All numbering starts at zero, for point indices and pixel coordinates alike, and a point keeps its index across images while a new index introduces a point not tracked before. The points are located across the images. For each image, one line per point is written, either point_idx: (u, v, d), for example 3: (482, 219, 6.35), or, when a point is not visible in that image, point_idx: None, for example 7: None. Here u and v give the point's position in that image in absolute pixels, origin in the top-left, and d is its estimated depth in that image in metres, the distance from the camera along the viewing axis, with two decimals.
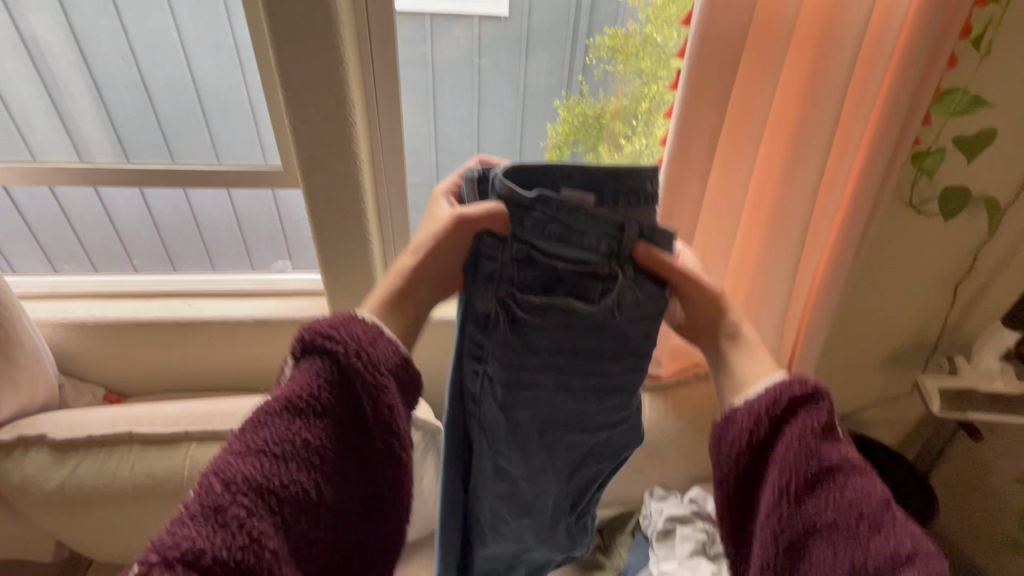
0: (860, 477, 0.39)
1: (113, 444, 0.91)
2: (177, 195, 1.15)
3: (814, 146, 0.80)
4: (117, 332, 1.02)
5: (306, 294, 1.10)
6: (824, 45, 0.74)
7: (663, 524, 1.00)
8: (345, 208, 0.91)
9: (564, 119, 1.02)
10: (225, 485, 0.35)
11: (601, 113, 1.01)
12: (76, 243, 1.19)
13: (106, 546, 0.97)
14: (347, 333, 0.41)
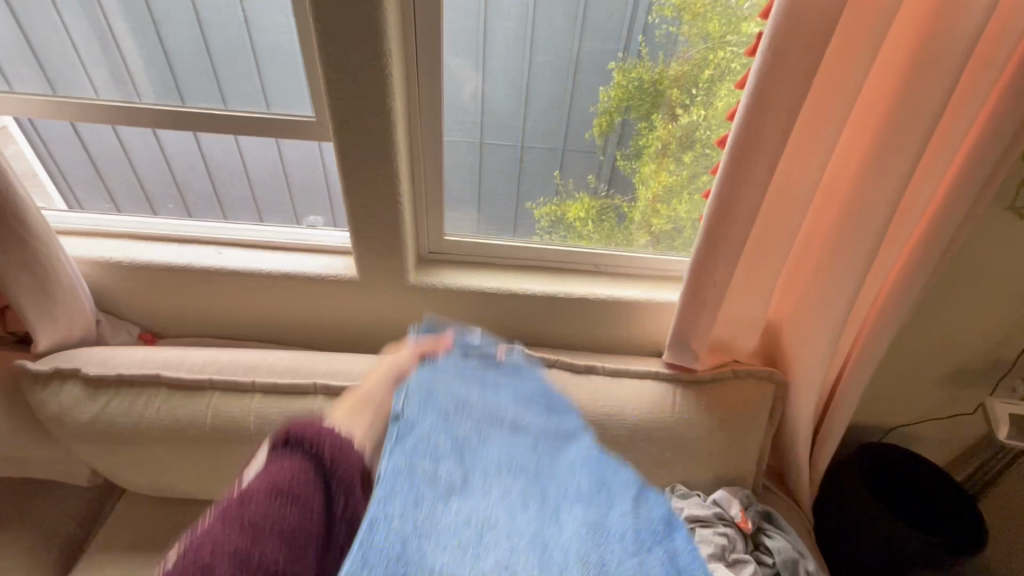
0: None
1: (141, 384, 0.93)
2: (230, 142, 1.13)
3: (912, 134, 0.69)
4: (151, 274, 1.03)
5: (336, 251, 1.07)
6: (943, 13, 0.62)
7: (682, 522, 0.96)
8: (379, 167, 0.87)
9: (620, 85, 0.96)
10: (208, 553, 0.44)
11: (659, 79, 0.96)
12: (139, 185, 1.19)
13: (137, 479, 1.01)
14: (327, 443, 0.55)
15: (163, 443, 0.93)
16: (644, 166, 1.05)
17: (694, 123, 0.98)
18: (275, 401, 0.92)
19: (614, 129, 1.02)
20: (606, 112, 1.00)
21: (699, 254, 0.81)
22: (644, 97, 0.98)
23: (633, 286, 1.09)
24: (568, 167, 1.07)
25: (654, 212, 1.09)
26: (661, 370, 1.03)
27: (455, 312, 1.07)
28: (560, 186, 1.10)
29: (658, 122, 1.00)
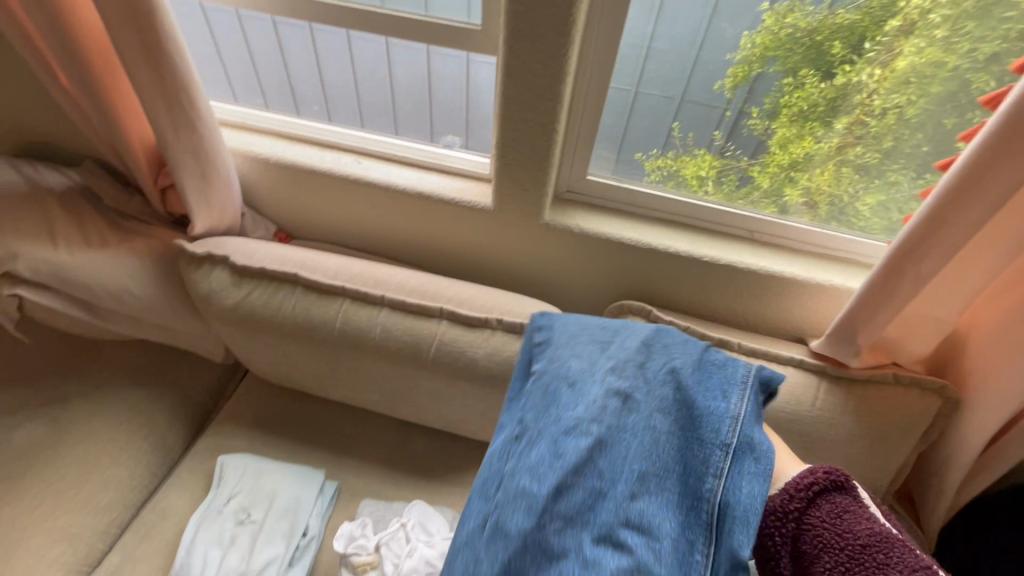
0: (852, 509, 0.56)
1: (281, 280, 0.97)
2: (340, 38, 1.10)
3: None
4: (295, 175, 1.04)
5: (470, 177, 1.03)
6: None
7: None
8: (544, 90, 0.79)
9: (767, 30, 0.82)
10: None
11: (818, 27, 0.81)
12: (251, 67, 1.16)
13: (265, 366, 1.08)
14: None
15: (293, 338, 0.98)
16: (782, 130, 0.92)
17: (861, 84, 0.85)
18: (402, 318, 0.92)
19: (749, 82, 0.88)
20: (748, 61, 0.86)
21: (914, 233, 0.69)
22: (796, 47, 0.84)
23: (784, 260, 0.96)
24: (691, 120, 0.94)
25: (788, 181, 0.97)
26: (806, 360, 0.92)
27: (579, 258, 1.01)
28: (676, 139, 0.97)
29: (808, 79, 0.86)
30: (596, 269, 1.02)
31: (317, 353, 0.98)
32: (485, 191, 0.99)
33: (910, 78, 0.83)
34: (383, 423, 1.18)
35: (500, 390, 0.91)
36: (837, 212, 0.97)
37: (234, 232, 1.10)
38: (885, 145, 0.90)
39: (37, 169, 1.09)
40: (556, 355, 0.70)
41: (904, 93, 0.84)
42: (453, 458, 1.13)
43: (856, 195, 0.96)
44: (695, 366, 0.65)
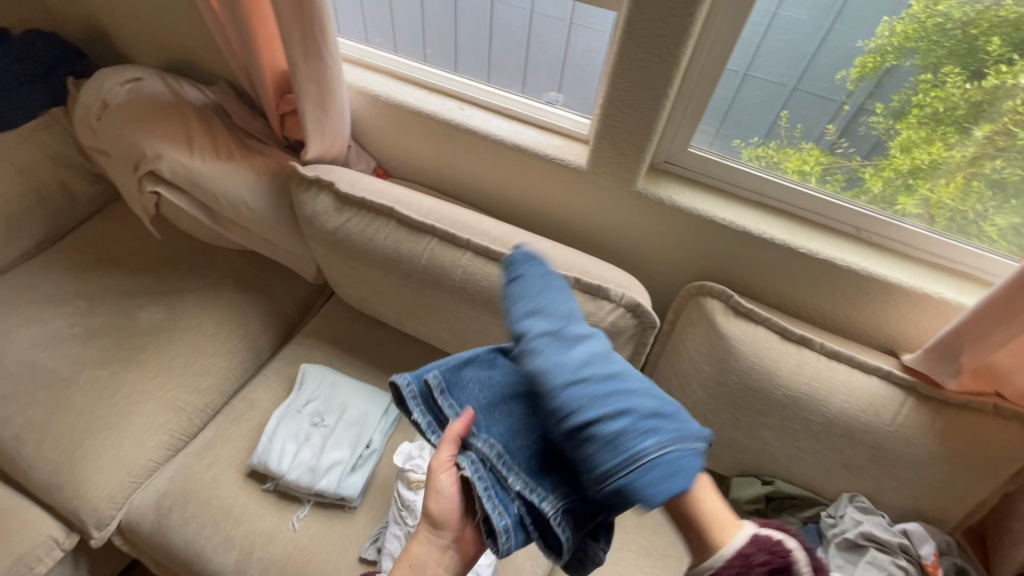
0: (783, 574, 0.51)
1: (378, 212, 1.03)
2: None
3: None
4: (401, 114, 1.09)
5: (567, 135, 1.03)
6: None
7: (854, 537, 0.87)
8: (663, 52, 0.77)
9: (913, 17, 0.74)
10: None
11: (976, 18, 0.72)
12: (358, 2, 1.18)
13: (350, 290, 1.17)
14: None
15: (381, 268, 1.04)
16: (908, 131, 0.84)
17: (1015, 88, 0.76)
18: (483, 264, 0.96)
19: (880, 73, 0.81)
20: (881, 51, 0.79)
21: None
22: (941, 41, 0.75)
23: (892, 265, 0.89)
24: (810, 108, 0.88)
25: (904, 188, 0.89)
26: (894, 372, 0.87)
27: (666, 232, 0.99)
28: (782, 129, 0.92)
29: (952, 79, 0.78)
30: (681, 245, 1.01)
31: (400, 286, 1.05)
32: (581, 151, 0.99)
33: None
34: None
35: None
36: (959, 225, 0.88)
37: (340, 162, 1.17)
38: None
39: (181, 83, 1.21)
40: (523, 307, 0.60)
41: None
42: None
43: (988, 212, 0.87)
44: (603, 395, 0.51)
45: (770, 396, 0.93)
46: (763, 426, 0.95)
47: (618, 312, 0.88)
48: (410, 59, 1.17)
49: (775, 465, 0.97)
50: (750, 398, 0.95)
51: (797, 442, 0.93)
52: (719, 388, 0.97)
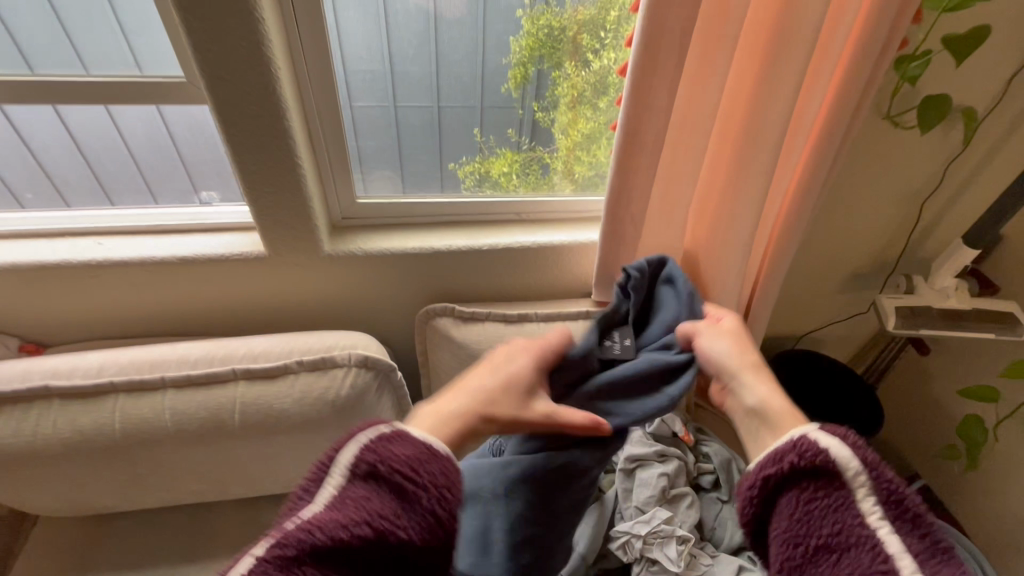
0: (374, 494, 0.44)
1: (31, 399, 0.84)
2: (49, 113, 1.09)
3: (789, 67, 0.73)
4: (22, 277, 0.93)
5: (236, 229, 0.99)
6: None
7: (624, 465, 1.01)
8: (268, 132, 0.79)
9: (529, 32, 0.98)
10: (336, 531, 0.42)
11: (567, 24, 0.98)
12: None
13: (45, 499, 0.93)
14: (404, 468, 0.45)
15: (67, 459, 0.85)
16: (561, 117, 1.09)
17: (605, 69, 1.01)
18: (190, 394, 0.85)
19: (528, 79, 1.04)
20: (522, 65, 1.02)
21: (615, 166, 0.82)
22: (554, 44, 1.01)
23: (552, 231, 1.09)
24: (402, 130, 1.07)
25: (577, 158, 1.12)
26: (591, 310, 1.06)
27: (371, 277, 1.03)
28: (481, 144, 1.11)
29: (569, 68, 1.03)
30: (394, 284, 1.05)
31: (103, 465, 0.87)
32: (256, 239, 0.97)
33: (595, 46, 1.00)
34: (223, 510, 1.07)
35: (322, 429, 0.89)
36: (541, 180, 1.15)
37: None
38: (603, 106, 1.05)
39: None
40: None
41: (593, 66, 1.02)
42: None
43: (549, 169, 1.14)
44: None
45: None
46: None
47: (352, 374, 0.88)
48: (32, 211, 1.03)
49: None
50: None
51: None
52: None
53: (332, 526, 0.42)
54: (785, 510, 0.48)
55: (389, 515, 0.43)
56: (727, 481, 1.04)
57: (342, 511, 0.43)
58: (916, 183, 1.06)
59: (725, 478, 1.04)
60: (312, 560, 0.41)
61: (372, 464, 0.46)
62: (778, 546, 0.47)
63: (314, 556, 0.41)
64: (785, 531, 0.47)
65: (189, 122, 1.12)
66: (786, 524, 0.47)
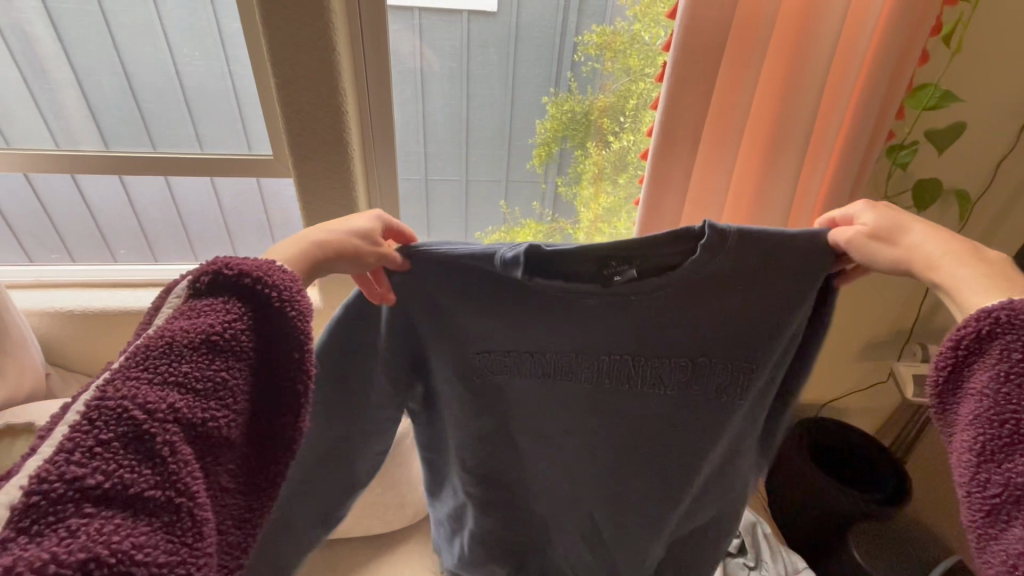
0: (217, 320, 0.41)
1: None
2: (115, 183, 1.25)
3: (787, 156, 0.85)
4: (108, 321, 1.05)
5: None
6: (795, 72, 0.79)
7: None
8: (338, 201, 0.93)
9: (554, 116, 1.13)
10: (138, 411, 0.36)
11: (589, 110, 1.12)
12: (7, 226, 1.28)
13: None
14: (229, 314, 0.42)
15: None
16: (583, 192, 1.20)
17: (627, 148, 1.12)
18: None
19: (552, 155, 1.18)
20: (546, 146, 1.17)
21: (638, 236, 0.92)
22: (578, 126, 1.14)
23: None
24: (429, 196, 1.23)
25: (600, 230, 1.24)
26: None
27: None
28: (507, 215, 1.27)
29: (592, 147, 1.15)
30: None
31: None
32: (315, 294, 1.10)
33: (614, 128, 1.12)
34: None
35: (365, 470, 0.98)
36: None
37: (42, 394, 1.03)
38: (622, 179, 1.16)
39: None
40: None
41: (614, 146, 1.13)
42: (337, 565, 1.10)
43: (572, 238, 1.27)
44: None
45: None
46: None
47: None
48: (111, 266, 1.18)
49: None
50: None
51: None
52: None
53: (151, 375, 0.38)
54: (981, 377, 0.40)
55: (217, 375, 0.39)
56: (752, 546, 1.03)
57: (155, 366, 0.38)
58: None
59: (750, 541, 1.03)
60: (179, 384, 0.38)
61: (229, 277, 0.43)
62: (971, 432, 0.39)
63: (178, 377, 0.38)
64: (988, 408, 0.39)
65: (237, 191, 1.29)
66: (988, 400, 0.39)
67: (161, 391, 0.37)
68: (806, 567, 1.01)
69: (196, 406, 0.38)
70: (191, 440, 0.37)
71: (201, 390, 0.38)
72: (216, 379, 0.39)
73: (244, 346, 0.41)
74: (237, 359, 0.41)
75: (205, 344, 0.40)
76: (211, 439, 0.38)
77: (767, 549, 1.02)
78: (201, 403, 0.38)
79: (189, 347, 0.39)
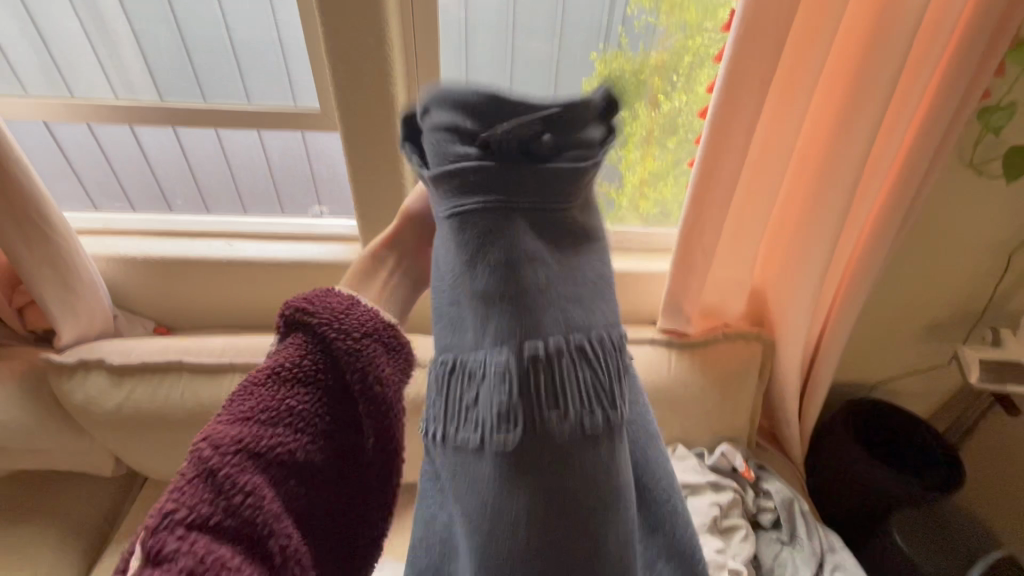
0: (290, 350, 0.40)
1: (165, 370, 0.99)
2: (169, 134, 1.29)
3: (864, 117, 0.77)
4: (167, 269, 1.11)
5: (342, 239, 1.15)
6: (883, 21, 0.71)
7: None
8: (383, 153, 0.92)
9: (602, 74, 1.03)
10: (213, 447, 0.35)
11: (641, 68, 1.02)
12: (74, 174, 1.34)
13: (158, 463, 1.04)
14: (303, 342, 0.40)
15: (185, 426, 0.98)
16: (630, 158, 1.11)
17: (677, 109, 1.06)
18: None
19: None
20: None
21: (691, 199, 0.87)
22: None
23: (624, 260, 1.18)
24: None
25: (640, 197, 1.19)
26: (656, 336, 1.11)
27: None
28: None
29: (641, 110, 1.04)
30: None
31: None
32: (359, 249, 1.12)
33: (666, 88, 1.03)
34: None
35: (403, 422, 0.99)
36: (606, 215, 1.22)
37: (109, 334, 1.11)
38: (671, 144, 1.10)
39: None
40: None
41: (664, 108, 1.06)
42: None
43: (614, 204, 1.20)
44: None
45: None
46: None
47: None
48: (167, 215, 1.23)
49: None
50: None
51: None
52: None
53: (231, 415, 0.37)
54: None
55: (290, 409, 0.37)
56: (788, 521, 1.02)
57: (237, 408, 0.37)
58: (1002, 233, 1.04)
59: (787, 517, 1.02)
60: (247, 419, 0.36)
61: (300, 308, 0.41)
62: None
63: (247, 412, 0.37)
64: None
65: (284, 145, 1.30)
66: None
67: (233, 428, 0.36)
68: (843, 547, 1.00)
69: (262, 437, 0.36)
70: (264, 470, 0.35)
71: (270, 426, 0.37)
72: (289, 396, 0.38)
73: (316, 383, 0.39)
74: (306, 389, 0.39)
75: (277, 377, 0.39)
76: (286, 465, 0.36)
77: (803, 526, 1.01)
78: (272, 433, 0.37)
79: (264, 383, 0.38)
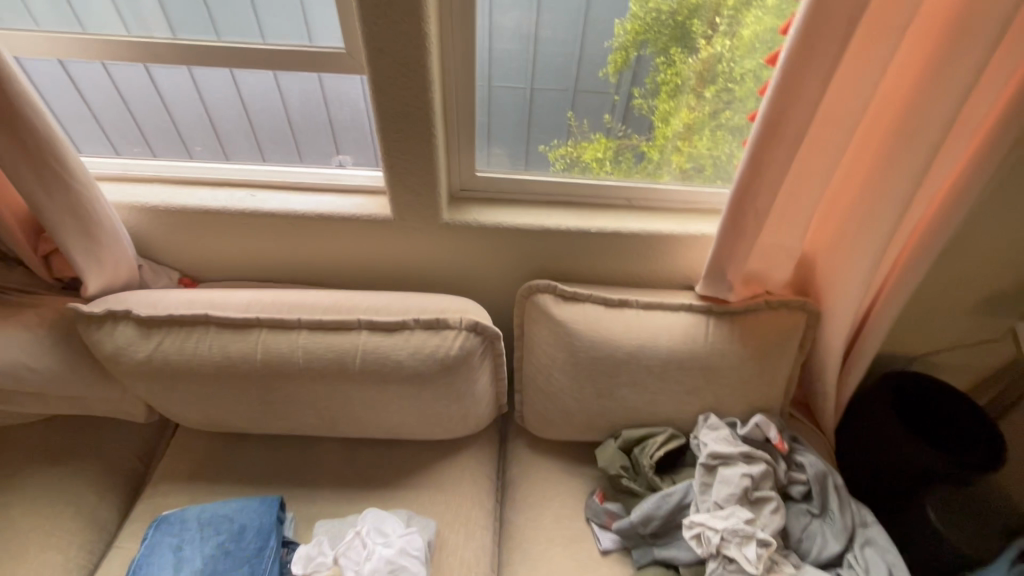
0: None
1: (192, 324, 0.98)
2: (185, 74, 1.23)
3: (962, 67, 0.68)
4: (188, 219, 1.08)
5: (366, 191, 1.10)
6: None
7: (707, 460, 1.00)
8: (412, 99, 0.85)
9: (636, 16, 0.96)
10: None
11: (677, 10, 0.96)
12: (90, 117, 1.29)
13: (188, 412, 1.05)
14: None
15: (214, 379, 0.98)
16: (664, 106, 1.07)
17: (718, 55, 0.99)
18: (322, 336, 0.97)
19: (629, 63, 1.02)
20: (623, 49, 1.00)
21: (751, 156, 0.79)
22: (662, 29, 0.98)
23: (663, 221, 1.11)
24: (492, 107, 1.07)
25: (674, 151, 1.12)
26: (694, 303, 1.05)
27: (479, 247, 1.10)
28: (573, 128, 1.10)
29: (676, 55, 1.00)
30: (498, 252, 1.11)
31: (241, 390, 0.99)
32: (385, 202, 1.07)
33: (707, 32, 0.97)
34: (327, 445, 1.18)
35: (431, 382, 0.97)
36: (634, 168, 1.15)
37: (134, 284, 1.10)
38: (710, 94, 1.04)
39: None
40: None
41: (701, 53, 0.99)
42: (402, 463, 1.15)
43: (644, 157, 1.13)
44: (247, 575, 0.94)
45: (613, 357, 1.04)
46: (621, 386, 1.06)
47: (462, 336, 0.97)
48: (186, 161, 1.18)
49: (640, 414, 1.09)
50: (600, 367, 1.05)
51: (649, 388, 1.06)
52: (575, 367, 1.06)
53: None
54: None
55: None
56: (820, 495, 1.00)
57: None
58: None
59: (819, 490, 1.00)
60: None
61: None
62: None
63: None
64: None
65: (303, 88, 1.23)
66: None
67: None
68: (875, 521, 0.99)
69: None
70: None
71: None
72: None
73: None
74: None
75: None
76: None
77: (835, 500, 0.99)
78: None
79: None
